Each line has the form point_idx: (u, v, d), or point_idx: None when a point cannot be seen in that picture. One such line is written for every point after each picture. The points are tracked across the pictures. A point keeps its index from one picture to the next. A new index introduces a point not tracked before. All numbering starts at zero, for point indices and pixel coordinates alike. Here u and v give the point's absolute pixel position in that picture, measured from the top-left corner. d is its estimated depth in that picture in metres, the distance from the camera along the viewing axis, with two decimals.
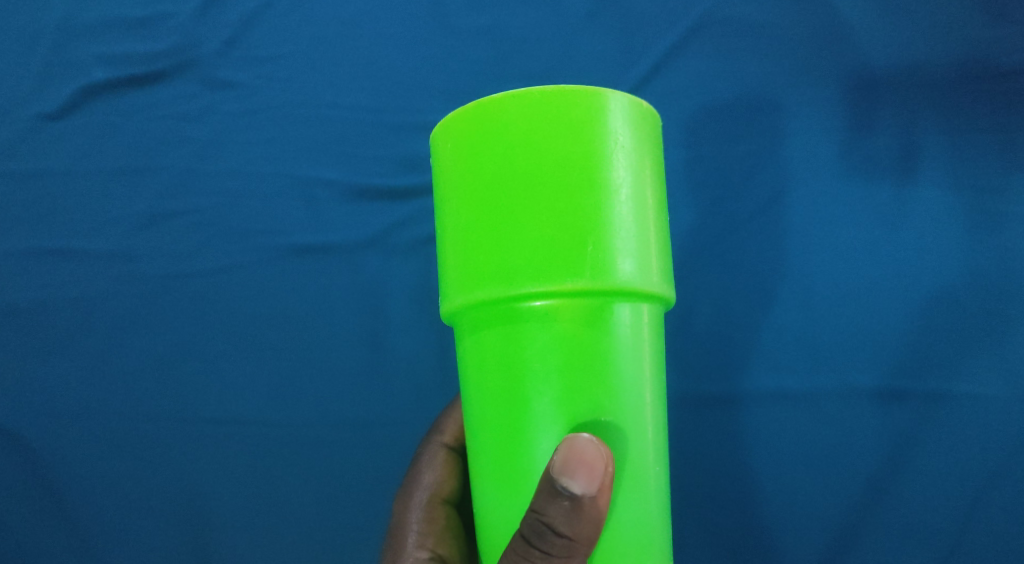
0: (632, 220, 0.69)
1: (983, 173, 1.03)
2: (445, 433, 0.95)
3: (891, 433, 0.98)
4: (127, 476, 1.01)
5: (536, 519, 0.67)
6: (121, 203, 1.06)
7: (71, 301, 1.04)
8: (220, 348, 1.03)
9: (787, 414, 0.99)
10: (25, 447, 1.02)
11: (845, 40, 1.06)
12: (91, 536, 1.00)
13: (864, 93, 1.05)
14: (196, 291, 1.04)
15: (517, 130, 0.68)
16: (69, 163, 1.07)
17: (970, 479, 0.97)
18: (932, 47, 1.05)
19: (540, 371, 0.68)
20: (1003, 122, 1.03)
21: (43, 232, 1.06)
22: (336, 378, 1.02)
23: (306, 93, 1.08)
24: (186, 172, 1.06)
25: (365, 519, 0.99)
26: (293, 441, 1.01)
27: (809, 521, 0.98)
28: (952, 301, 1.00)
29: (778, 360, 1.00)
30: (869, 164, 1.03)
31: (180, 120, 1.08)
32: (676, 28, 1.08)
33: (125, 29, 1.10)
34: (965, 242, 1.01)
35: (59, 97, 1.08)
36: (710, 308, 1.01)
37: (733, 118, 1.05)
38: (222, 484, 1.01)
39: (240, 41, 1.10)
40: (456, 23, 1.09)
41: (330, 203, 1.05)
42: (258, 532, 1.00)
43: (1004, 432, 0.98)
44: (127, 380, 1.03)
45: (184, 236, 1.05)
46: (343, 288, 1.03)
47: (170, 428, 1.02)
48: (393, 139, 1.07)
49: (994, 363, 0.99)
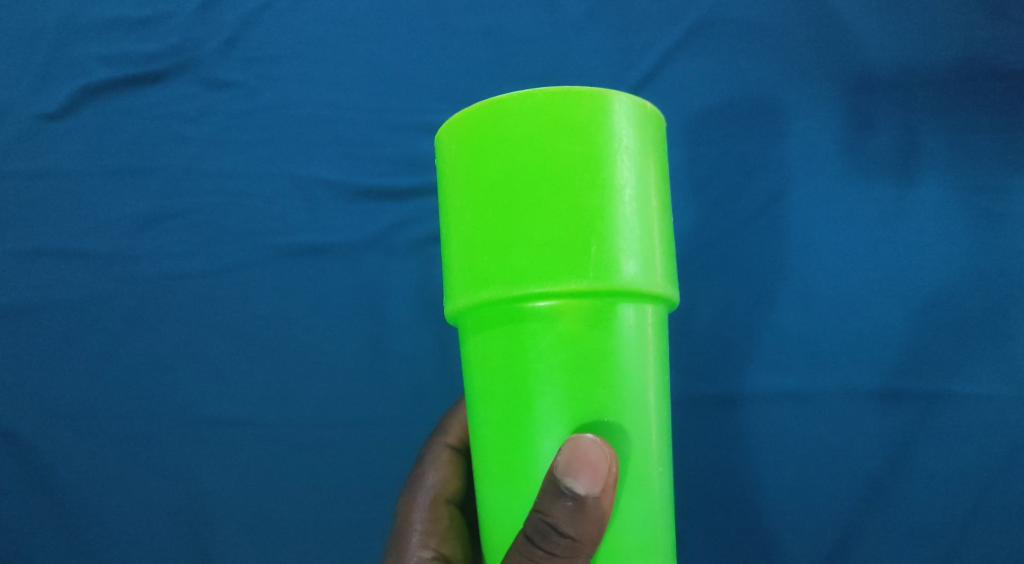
0: (636, 221, 0.69)
1: (983, 173, 1.03)
2: (450, 433, 0.95)
3: (892, 433, 0.98)
4: (128, 476, 1.01)
5: (539, 519, 0.67)
6: (122, 203, 1.06)
7: (70, 301, 1.04)
8: (221, 348, 1.03)
9: (788, 414, 0.99)
10: (25, 448, 1.02)
11: (845, 41, 1.06)
12: (92, 537, 1.01)
13: (863, 93, 1.05)
14: (196, 291, 1.04)
15: (520, 130, 0.68)
16: (69, 163, 1.07)
17: (971, 479, 0.97)
18: (931, 47, 1.05)
19: (544, 371, 0.68)
20: (1003, 122, 1.03)
21: (44, 232, 1.06)
22: (337, 378, 1.02)
23: (306, 93, 1.08)
24: (187, 172, 1.07)
25: (366, 519, 0.99)
26: (294, 442, 1.01)
27: (810, 522, 0.98)
28: (953, 301, 1.00)
29: (779, 361, 1.00)
30: (868, 164, 1.04)
31: (180, 120, 1.08)
32: (676, 28, 1.08)
33: (125, 29, 1.10)
34: (966, 242, 1.01)
35: (58, 97, 1.08)
36: (711, 308, 1.02)
37: (733, 118, 1.05)
38: (223, 484, 1.01)
39: (239, 41, 1.10)
40: (456, 24, 1.09)
41: (330, 203, 1.06)
42: (260, 532, 1.00)
43: (1004, 431, 0.98)
44: (127, 380, 1.03)
45: (184, 236, 1.05)
46: (344, 289, 1.04)
47: (170, 429, 1.02)
48: (394, 140, 1.07)
49: (995, 363, 0.99)
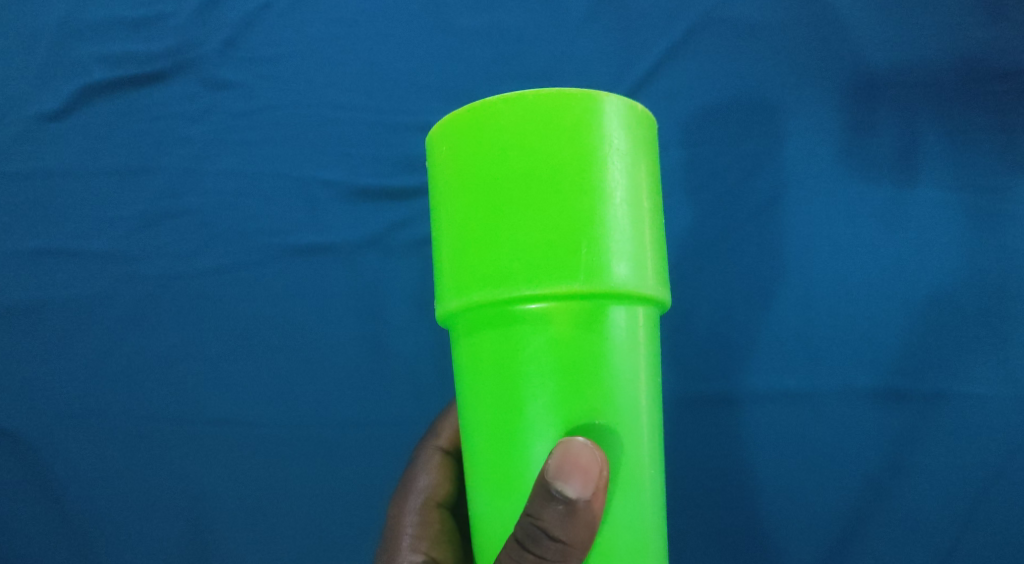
0: (628, 223, 0.69)
1: (983, 174, 1.02)
2: (441, 435, 0.95)
3: (891, 433, 0.98)
4: (127, 477, 1.01)
5: (531, 523, 0.67)
6: (120, 203, 1.06)
7: (69, 302, 1.04)
8: (219, 348, 1.03)
9: (787, 415, 0.99)
10: (24, 448, 1.02)
11: (845, 40, 1.06)
12: (90, 538, 1.00)
13: (863, 93, 1.05)
14: (195, 291, 1.04)
15: (511, 132, 0.68)
16: (68, 163, 1.07)
17: (970, 479, 0.97)
18: (931, 47, 1.05)
19: (535, 374, 0.68)
20: (1003, 122, 1.03)
21: (43, 232, 1.06)
22: (335, 379, 1.02)
23: (305, 93, 1.08)
24: (185, 172, 1.06)
25: (364, 520, 0.99)
26: (292, 443, 1.01)
27: (809, 522, 0.98)
28: (953, 301, 1.00)
29: (777, 361, 1.00)
30: (868, 164, 1.03)
31: (179, 120, 1.08)
32: (675, 28, 1.08)
33: (124, 29, 1.10)
34: (965, 242, 1.01)
35: (58, 97, 1.08)
36: (710, 309, 1.01)
37: (733, 118, 1.05)
38: (221, 485, 1.01)
39: (238, 41, 1.09)
40: (455, 24, 1.09)
41: (329, 203, 1.05)
42: (258, 533, 1.00)
43: (1004, 431, 0.98)
44: (126, 380, 1.03)
45: (182, 236, 1.05)
46: (342, 289, 1.03)
47: (169, 429, 1.02)
48: (392, 139, 1.07)
49: (994, 364, 0.99)
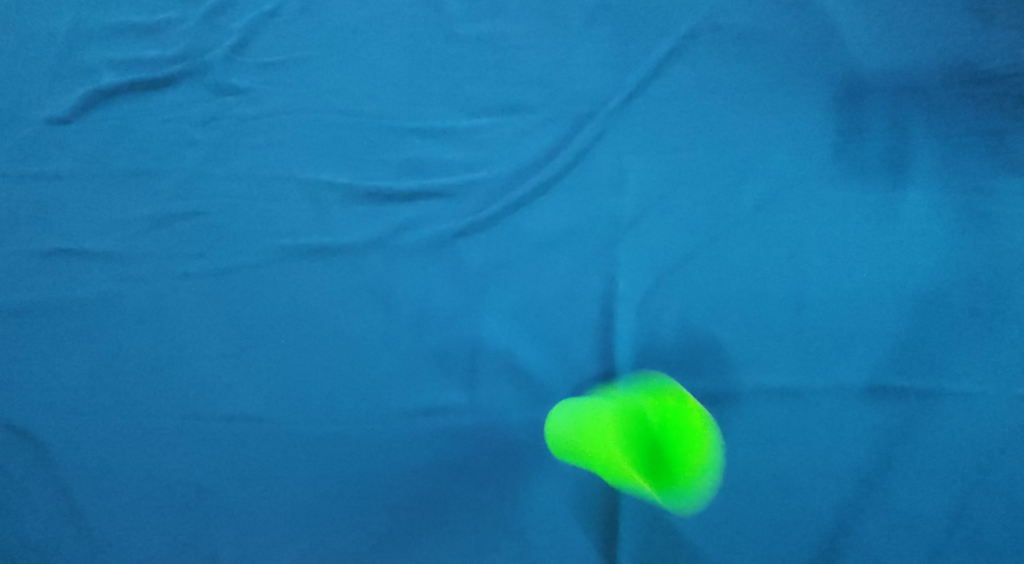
0: None
1: (967, 179, 1.07)
2: None
3: (880, 430, 1.01)
4: (137, 469, 1.04)
5: None
6: (133, 205, 1.10)
7: (83, 301, 1.08)
8: (230, 345, 1.06)
9: (779, 412, 1.02)
10: (35, 440, 1.05)
11: (837, 47, 1.10)
12: (96, 531, 1.02)
13: (853, 98, 1.09)
14: (206, 290, 1.08)
15: None
16: (80, 167, 1.11)
17: (958, 476, 1.00)
18: (918, 55, 1.10)
19: None
20: (986, 127, 1.08)
21: (55, 233, 1.09)
22: (342, 377, 1.05)
23: (313, 99, 1.12)
24: (195, 176, 1.10)
25: (367, 511, 1.02)
26: (299, 437, 1.04)
27: (800, 517, 1.00)
28: (940, 302, 1.04)
29: (770, 360, 1.03)
30: (858, 168, 1.07)
31: (189, 124, 1.12)
32: (673, 35, 1.11)
33: (138, 37, 1.14)
34: (951, 245, 1.05)
35: (70, 102, 1.12)
36: (705, 309, 1.05)
37: (727, 124, 1.09)
38: (229, 477, 1.03)
39: (249, 48, 1.13)
40: (458, 31, 1.13)
41: (337, 207, 1.09)
42: (265, 525, 1.02)
43: (988, 427, 1.01)
44: (139, 374, 1.06)
45: (193, 238, 1.09)
46: (349, 289, 1.07)
47: (178, 423, 1.05)
48: (398, 146, 1.11)
49: (978, 362, 1.03)
